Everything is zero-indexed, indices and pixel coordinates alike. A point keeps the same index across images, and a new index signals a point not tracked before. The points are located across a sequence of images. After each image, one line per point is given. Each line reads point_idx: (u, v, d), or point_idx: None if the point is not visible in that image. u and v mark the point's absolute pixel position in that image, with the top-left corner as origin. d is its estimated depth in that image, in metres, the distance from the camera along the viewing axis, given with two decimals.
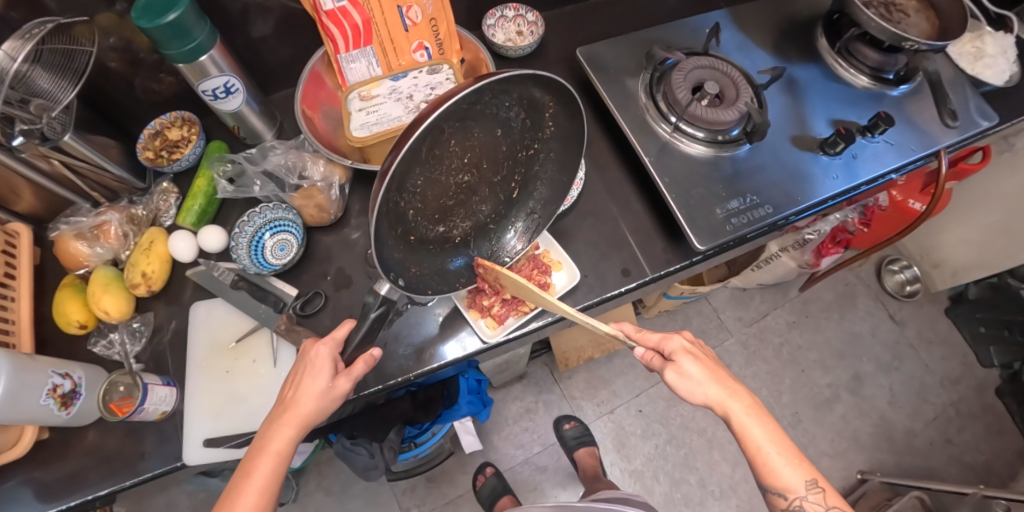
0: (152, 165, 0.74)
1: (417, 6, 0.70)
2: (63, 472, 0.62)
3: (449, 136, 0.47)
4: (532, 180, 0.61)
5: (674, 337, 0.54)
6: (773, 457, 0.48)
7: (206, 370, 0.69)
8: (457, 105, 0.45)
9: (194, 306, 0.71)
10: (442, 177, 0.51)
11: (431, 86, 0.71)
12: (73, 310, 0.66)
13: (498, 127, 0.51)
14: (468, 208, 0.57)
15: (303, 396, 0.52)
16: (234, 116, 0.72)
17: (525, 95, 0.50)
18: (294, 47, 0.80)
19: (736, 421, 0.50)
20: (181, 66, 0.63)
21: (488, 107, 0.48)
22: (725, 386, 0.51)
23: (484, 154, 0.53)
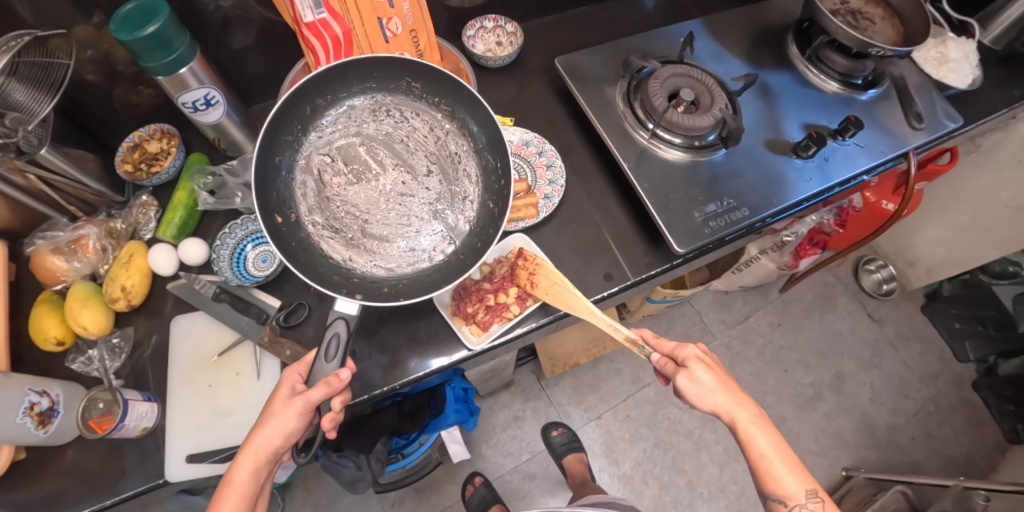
0: (131, 179, 0.74)
1: (398, 17, 0.71)
2: (40, 493, 0.61)
3: (343, 158, 0.64)
4: (472, 162, 0.65)
5: (689, 345, 0.55)
6: (776, 465, 0.49)
7: (188, 385, 0.67)
8: (315, 127, 0.62)
9: (175, 319, 0.69)
10: (365, 196, 0.63)
11: None
12: (51, 326, 0.65)
13: (391, 132, 0.65)
14: (419, 215, 0.64)
15: (263, 422, 0.53)
16: (215, 128, 0.72)
17: (376, 87, 0.63)
18: (275, 59, 0.80)
19: (742, 429, 0.51)
20: (160, 78, 0.63)
21: (362, 121, 0.64)
22: (734, 395, 0.51)
23: (395, 160, 0.65)
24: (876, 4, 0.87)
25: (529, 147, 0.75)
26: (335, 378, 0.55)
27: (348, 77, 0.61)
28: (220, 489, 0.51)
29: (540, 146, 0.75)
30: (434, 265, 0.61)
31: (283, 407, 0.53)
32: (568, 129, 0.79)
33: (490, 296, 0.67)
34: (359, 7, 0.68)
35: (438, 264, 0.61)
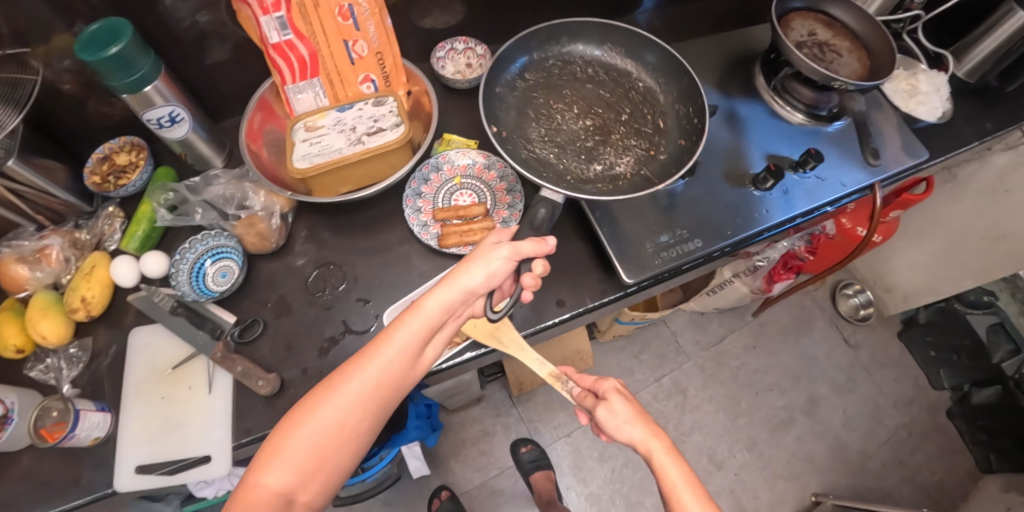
0: (98, 190, 0.75)
1: (364, 40, 0.72)
2: None
3: (546, 99, 0.80)
4: (662, 109, 0.80)
5: (608, 378, 0.59)
6: (686, 496, 0.49)
7: (142, 397, 0.67)
8: (528, 74, 0.81)
9: (134, 330, 0.70)
10: (564, 127, 0.77)
11: (373, 118, 0.72)
12: (10, 334, 0.66)
13: (587, 85, 0.81)
14: (616, 146, 0.77)
15: (466, 264, 0.55)
16: (182, 144, 0.73)
17: (579, 55, 0.83)
18: (250, 74, 0.81)
19: (657, 461, 0.52)
20: (125, 96, 0.64)
21: (563, 77, 0.82)
22: (649, 428, 0.54)
23: (590, 104, 0.80)
24: (844, 37, 0.88)
25: (491, 171, 0.76)
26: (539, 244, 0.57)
27: (570, 43, 0.83)
28: (407, 311, 0.53)
29: (501, 170, 0.77)
30: (625, 184, 0.73)
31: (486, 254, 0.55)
32: None
33: None
34: (325, 29, 0.69)
35: (629, 183, 0.73)
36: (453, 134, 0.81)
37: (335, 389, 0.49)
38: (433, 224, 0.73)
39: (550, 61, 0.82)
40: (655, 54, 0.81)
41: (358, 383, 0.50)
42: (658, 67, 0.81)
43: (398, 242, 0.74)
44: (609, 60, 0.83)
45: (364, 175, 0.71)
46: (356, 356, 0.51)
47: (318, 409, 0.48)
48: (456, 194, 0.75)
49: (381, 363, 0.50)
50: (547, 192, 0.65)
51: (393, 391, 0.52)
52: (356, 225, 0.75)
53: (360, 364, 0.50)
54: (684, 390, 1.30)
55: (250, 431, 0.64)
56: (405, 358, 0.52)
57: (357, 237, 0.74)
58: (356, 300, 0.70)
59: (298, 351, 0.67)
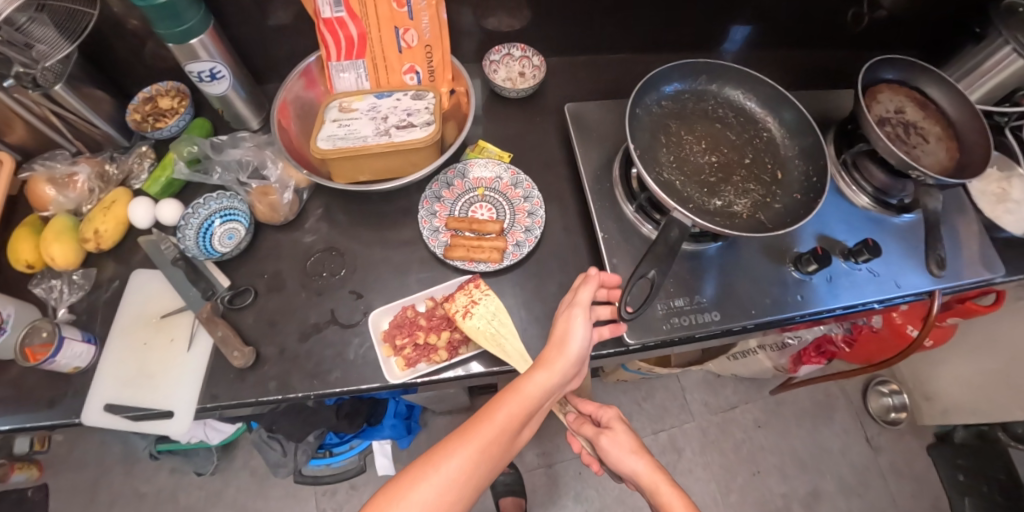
0: (137, 128, 0.76)
1: (415, 30, 0.71)
2: None
3: (677, 127, 0.68)
4: (787, 159, 0.68)
5: (609, 408, 0.65)
6: None
7: (127, 338, 0.67)
8: (660, 96, 0.69)
9: (136, 271, 0.71)
10: (692, 158, 0.67)
11: (408, 111, 0.70)
12: (24, 250, 0.69)
13: (716, 122, 0.70)
14: (737, 186, 0.66)
15: (558, 341, 0.58)
16: (221, 100, 0.73)
17: (712, 87, 0.71)
18: (306, 43, 0.81)
19: (662, 492, 0.58)
20: (171, 45, 0.64)
21: (696, 108, 0.70)
22: (651, 463, 0.60)
23: (719, 142, 0.69)
24: (935, 121, 0.79)
25: (517, 189, 0.74)
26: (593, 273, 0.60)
27: (711, 78, 0.71)
28: (506, 392, 0.55)
29: (527, 190, 0.74)
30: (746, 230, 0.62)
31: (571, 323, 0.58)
32: (564, 179, 0.76)
33: (421, 333, 0.63)
34: (378, 13, 0.69)
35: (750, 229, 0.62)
36: (488, 142, 0.78)
37: (452, 453, 0.51)
38: (443, 232, 0.71)
39: (688, 80, 0.71)
40: (794, 107, 0.68)
41: (470, 450, 0.51)
42: (791, 118, 0.69)
43: (407, 241, 0.71)
44: (739, 101, 0.71)
45: (386, 168, 0.70)
46: (470, 422, 0.53)
47: (413, 488, 0.48)
48: (475, 206, 0.73)
49: (481, 441, 0.52)
50: (676, 216, 0.57)
51: (486, 469, 0.52)
52: (370, 215, 0.73)
53: (471, 434, 0.52)
54: (680, 451, 1.22)
55: (215, 398, 0.63)
56: (511, 428, 0.54)
57: (366, 227, 0.72)
58: (349, 293, 0.68)
59: (281, 329, 0.66)
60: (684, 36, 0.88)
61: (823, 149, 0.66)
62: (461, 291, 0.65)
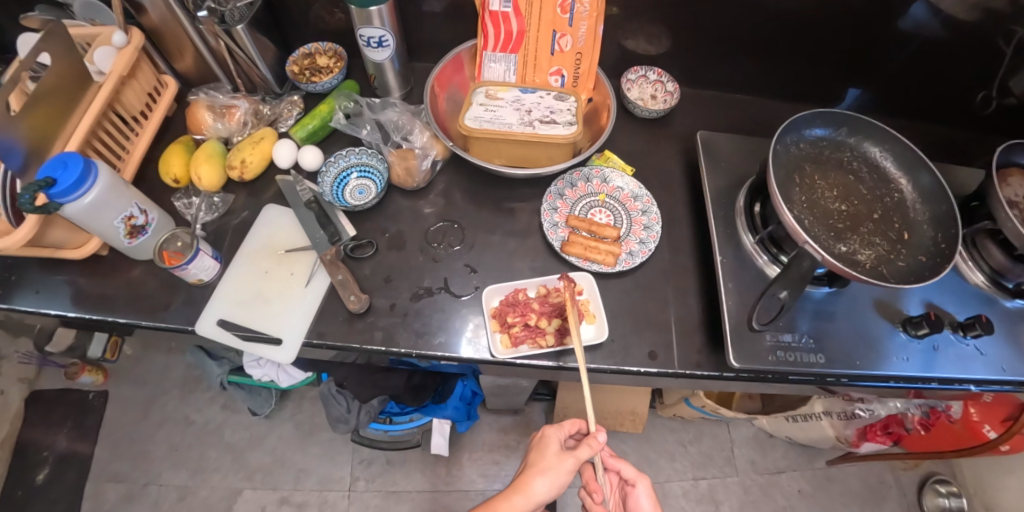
0: (293, 78, 0.82)
1: (571, 36, 0.76)
2: (102, 290, 0.72)
3: (811, 171, 0.71)
4: (916, 221, 0.69)
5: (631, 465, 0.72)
6: None
7: (252, 264, 0.71)
8: (799, 139, 0.72)
9: (268, 205, 0.75)
10: (822, 203, 0.69)
11: (550, 109, 0.75)
12: (175, 165, 0.75)
13: (849, 174, 0.72)
14: (862, 237, 0.68)
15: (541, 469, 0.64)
16: (377, 67, 0.79)
17: (851, 141, 0.73)
18: (450, 32, 0.86)
19: None
20: (352, 8, 0.70)
21: (832, 157, 0.73)
22: None
23: (850, 193, 0.71)
24: None
25: (636, 201, 0.77)
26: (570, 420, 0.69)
27: (851, 131, 0.73)
28: None
29: (646, 205, 0.76)
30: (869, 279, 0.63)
31: (560, 462, 0.64)
32: (676, 203, 0.79)
33: (533, 315, 0.65)
34: (541, 15, 0.75)
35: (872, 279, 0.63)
36: (614, 153, 0.81)
37: None
38: (562, 227, 0.73)
39: (829, 130, 0.73)
40: (932, 172, 0.69)
41: None
42: (928, 182, 0.69)
43: (522, 228, 0.74)
44: (875, 159, 0.73)
45: (523, 156, 0.74)
46: None
47: None
48: (594, 209, 0.76)
49: None
50: (807, 248, 0.57)
51: None
52: (489, 197, 0.76)
53: None
54: (717, 504, 1.16)
55: (321, 336, 0.66)
56: None
57: (480, 208, 0.75)
58: (464, 266, 0.71)
59: (394, 285, 0.69)
60: (805, 88, 0.90)
61: (956, 218, 0.65)
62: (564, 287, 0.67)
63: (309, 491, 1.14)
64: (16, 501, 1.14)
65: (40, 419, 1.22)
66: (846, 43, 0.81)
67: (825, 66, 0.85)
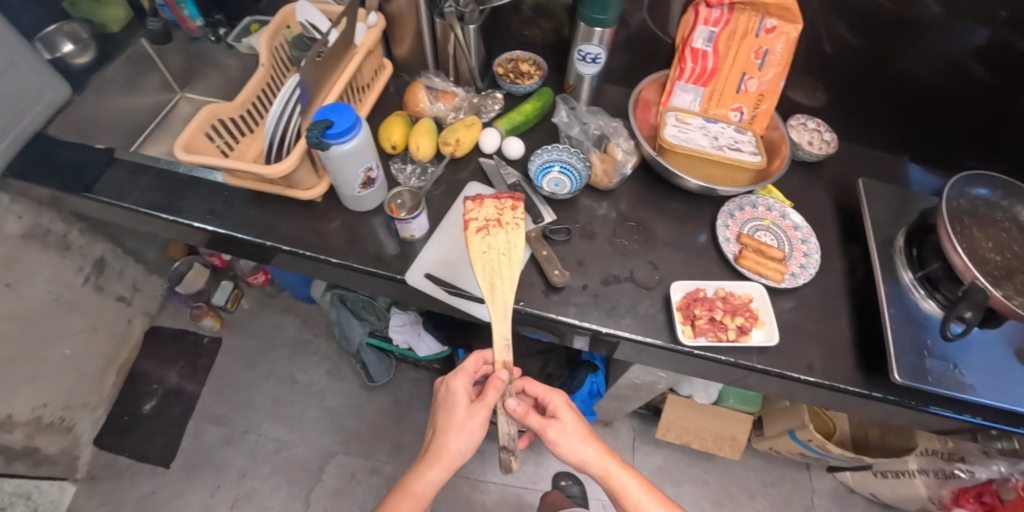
0: (499, 77, 0.92)
1: (757, 80, 0.86)
2: (311, 235, 0.82)
3: (968, 222, 0.78)
4: None
5: (557, 395, 0.71)
6: (645, 503, 0.69)
7: (458, 230, 0.79)
8: (959, 193, 0.80)
9: (471, 183, 0.83)
10: (980, 251, 0.76)
11: (734, 138, 0.84)
12: (395, 133, 0.83)
13: (1003, 230, 0.79)
14: (1017, 286, 0.74)
15: (445, 425, 0.68)
16: (578, 78, 0.89)
17: (1004, 203, 0.81)
18: (624, 62, 0.98)
19: (613, 474, 0.69)
20: (581, 24, 0.82)
21: (986, 214, 0.80)
22: (599, 449, 0.69)
23: (1004, 247, 0.77)
24: None
25: (797, 231, 0.85)
26: (467, 362, 0.71)
27: (1005, 195, 0.81)
28: (405, 488, 0.67)
29: (805, 235, 0.85)
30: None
31: (472, 418, 0.67)
32: (826, 238, 0.87)
33: (718, 311, 0.73)
34: (736, 57, 0.85)
35: None
36: (775, 189, 0.89)
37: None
38: (733, 243, 0.82)
39: (985, 190, 0.81)
40: None
41: None
42: None
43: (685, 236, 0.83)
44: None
45: (710, 175, 0.82)
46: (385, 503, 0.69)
47: None
48: (760, 232, 0.84)
49: None
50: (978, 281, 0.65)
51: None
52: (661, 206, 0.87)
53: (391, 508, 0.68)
54: None
55: (520, 301, 0.73)
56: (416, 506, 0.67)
57: (649, 213, 0.85)
58: (647, 262, 0.79)
59: (585, 268, 0.77)
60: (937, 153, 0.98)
61: None
62: (493, 202, 0.70)
63: (399, 463, 1.19)
64: (122, 423, 1.28)
65: (154, 354, 1.36)
66: (982, 115, 0.88)
67: (960, 136, 0.93)
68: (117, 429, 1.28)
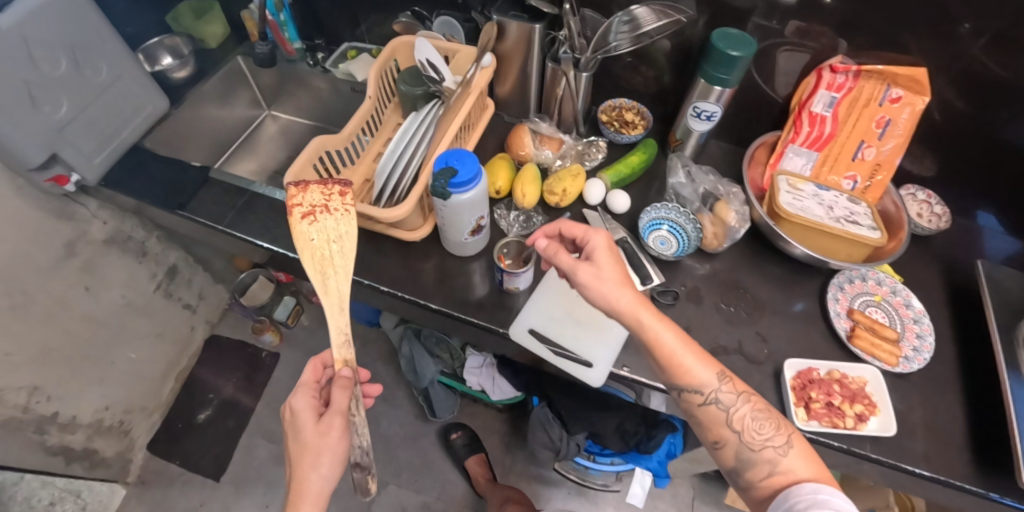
0: (604, 125, 0.90)
1: (875, 149, 0.83)
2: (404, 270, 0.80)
3: None
4: None
5: (597, 232, 0.65)
6: (685, 357, 0.61)
7: (563, 283, 0.76)
8: None
9: (575, 233, 0.81)
10: None
11: (850, 209, 0.81)
12: (501, 177, 0.82)
13: None
14: None
15: (307, 451, 0.59)
16: (686, 133, 0.87)
17: None
18: (725, 118, 0.97)
19: (653, 329, 0.61)
20: (701, 80, 0.80)
21: None
22: (637, 298, 0.61)
23: None
24: None
25: (908, 309, 0.81)
26: (307, 375, 0.65)
27: None
28: None
29: (918, 314, 0.80)
30: None
31: (326, 434, 0.60)
32: (937, 317, 0.82)
33: (837, 396, 0.69)
34: (856, 125, 0.82)
35: None
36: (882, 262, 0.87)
37: None
38: (844, 318, 0.78)
39: None
40: None
41: None
42: None
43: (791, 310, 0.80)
44: None
45: (825, 247, 0.79)
46: None
47: None
48: (871, 308, 0.80)
49: None
50: None
51: None
52: (764, 270, 0.83)
53: None
54: None
55: (625, 366, 0.71)
56: None
57: (751, 278, 0.82)
58: (754, 332, 0.76)
59: (693, 334, 0.75)
60: None
61: None
62: (317, 187, 0.66)
63: (451, 502, 1.17)
64: (176, 431, 1.28)
65: (212, 362, 1.37)
66: None
67: None
68: (171, 436, 1.28)
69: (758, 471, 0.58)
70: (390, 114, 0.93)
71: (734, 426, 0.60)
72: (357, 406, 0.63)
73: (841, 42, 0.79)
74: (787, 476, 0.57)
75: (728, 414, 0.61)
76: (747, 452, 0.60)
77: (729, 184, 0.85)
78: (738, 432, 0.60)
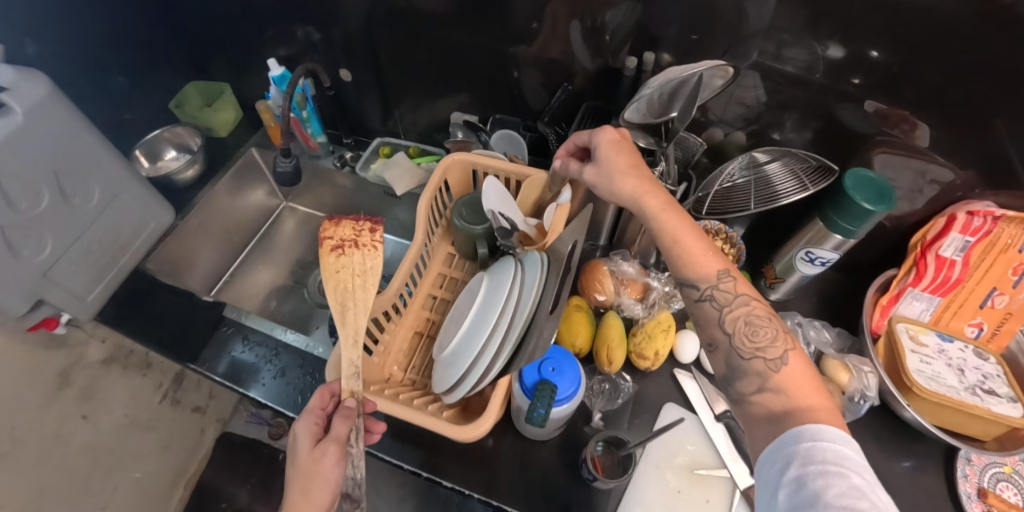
0: None
1: (1008, 296, 0.70)
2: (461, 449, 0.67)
3: None
4: None
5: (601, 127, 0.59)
6: (684, 252, 0.53)
7: (661, 476, 0.65)
8: None
9: (667, 404, 0.70)
10: None
11: (982, 372, 0.70)
12: (580, 337, 0.69)
13: None
14: None
15: (302, 479, 0.49)
16: (788, 269, 0.75)
17: None
18: None
19: (654, 218, 0.54)
20: (822, 225, 0.67)
21: None
22: (640, 185, 0.55)
23: None
24: None
25: None
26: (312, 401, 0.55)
27: None
28: None
29: None
30: None
31: (319, 462, 0.51)
32: None
33: None
34: (988, 271, 0.70)
35: None
36: None
37: None
38: (975, 501, 0.68)
39: None
40: None
41: None
42: None
43: (908, 488, 0.71)
44: None
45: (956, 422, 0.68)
46: None
47: None
48: (1002, 483, 0.70)
49: None
50: None
51: None
52: (878, 435, 0.76)
53: None
54: None
55: None
56: None
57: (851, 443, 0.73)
58: None
59: None
60: None
61: None
62: (352, 222, 0.64)
63: None
64: None
65: None
66: None
67: None
68: None
69: (747, 383, 0.49)
70: (438, 241, 0.78)
71: (725, 327, 0.51)
72: (357, 437, 0.55)
73: (924, 126, 0.65)
74: (779, 396, 0.47)
75: (720, 314, 0.51)
76: (736, 358, 0.50)
77: (846, 334, 0.77)
78: (730, 334, 0.51)
